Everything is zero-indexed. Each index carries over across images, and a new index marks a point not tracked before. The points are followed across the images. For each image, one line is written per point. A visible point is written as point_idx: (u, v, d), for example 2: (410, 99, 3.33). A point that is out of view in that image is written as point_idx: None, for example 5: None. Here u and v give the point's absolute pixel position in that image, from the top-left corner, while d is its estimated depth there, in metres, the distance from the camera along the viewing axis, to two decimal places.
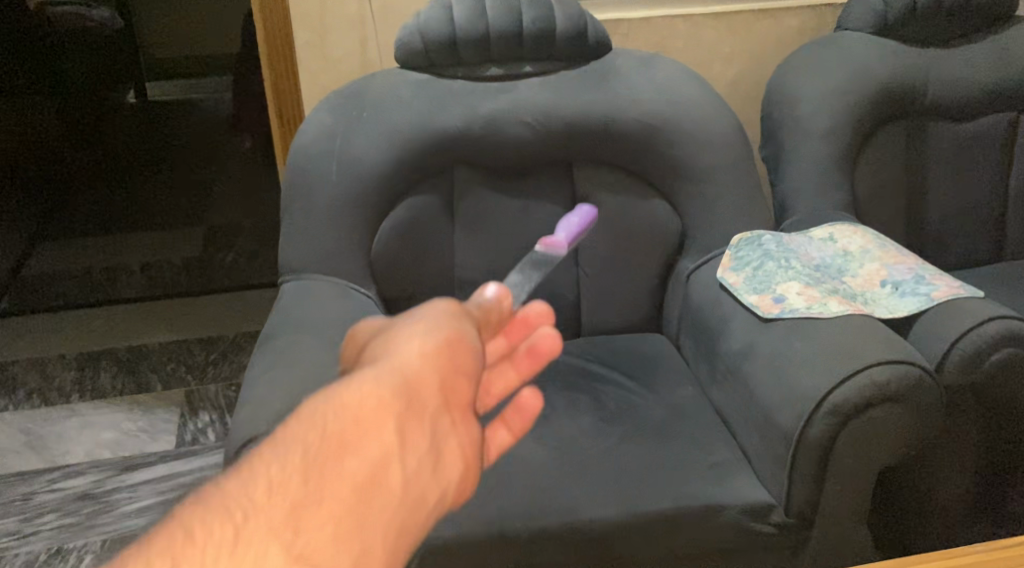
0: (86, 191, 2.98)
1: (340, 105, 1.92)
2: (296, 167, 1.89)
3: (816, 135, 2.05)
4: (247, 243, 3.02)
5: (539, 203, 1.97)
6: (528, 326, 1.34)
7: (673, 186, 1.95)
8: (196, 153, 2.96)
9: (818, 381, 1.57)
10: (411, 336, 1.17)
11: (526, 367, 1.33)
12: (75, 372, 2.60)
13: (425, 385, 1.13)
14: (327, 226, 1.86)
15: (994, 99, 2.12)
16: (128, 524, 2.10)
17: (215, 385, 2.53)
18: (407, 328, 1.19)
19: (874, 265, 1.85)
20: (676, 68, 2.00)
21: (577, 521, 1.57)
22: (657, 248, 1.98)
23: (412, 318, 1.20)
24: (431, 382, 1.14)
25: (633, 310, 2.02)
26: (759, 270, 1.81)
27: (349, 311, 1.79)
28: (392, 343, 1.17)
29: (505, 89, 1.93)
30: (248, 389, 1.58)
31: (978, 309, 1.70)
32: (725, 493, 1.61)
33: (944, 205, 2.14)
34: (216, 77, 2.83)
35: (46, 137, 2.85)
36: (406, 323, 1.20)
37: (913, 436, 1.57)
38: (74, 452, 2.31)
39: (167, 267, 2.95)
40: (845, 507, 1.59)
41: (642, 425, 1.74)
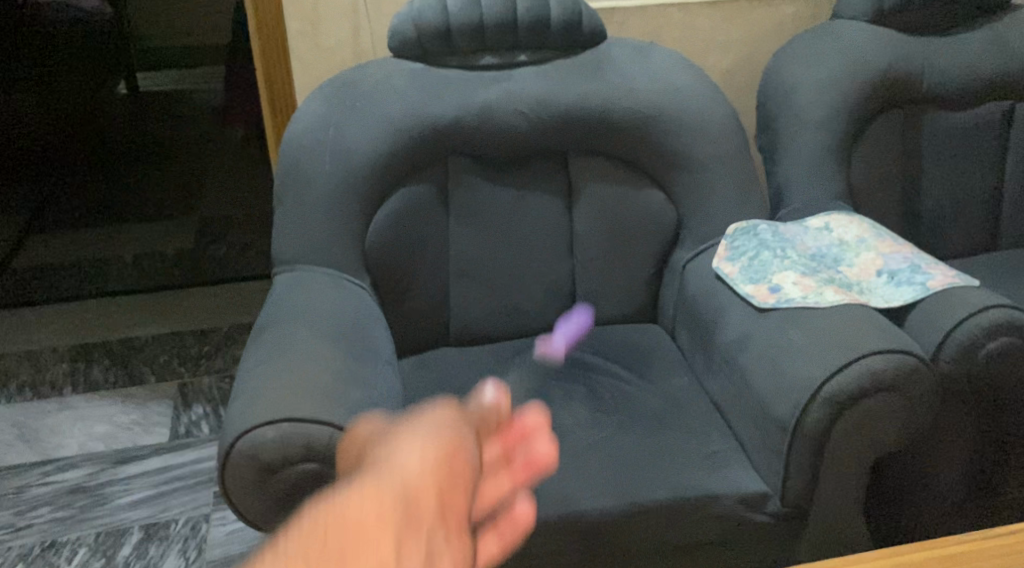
0: (72, 184, 2.96)
1: (333, 94, 1.91)
2: (289, 158, 1.88)
3: (811, 124, 2.05)
4: (241, 236, 2.97)
5: (534, 194, 1.96)
6: (528, 428, 1.37)
7: (668, 176, 1.94)
8: (188, 143, 3.00)
9: (814, 371, 1.56)
10: (410, 447, 1.18)
11: (523, 476, 1.31)
12: (67, 364, 2.55)
13: (423, 496, 1.13)
14: (321, 217, 1.85)
15: (990, 87, 2.11)
16: (122, 517, 2.09)
17: (209, 377, 2.50)
18: (410, 435, 1.20)
19: (870, 254, 1.84)
20: (671, 57, 1.99)
21: (573, 512, 1.56)
22: (652, 238, 1.97)
23: (411, 431, 1.21)
24: (429, 494, 1.14)
25: (629, 300, 2.01)
26: (754, 260, 1.81)
27: (343, 302, 1.78)
28: (391, 455, 1.18)
29: (499, 79, 1.92)
30: (242, 382, 1.57)
31: (974, 298, 1.70)
32: (721, 483, 1.61)
33: (940, 194, 2.13)
34: (207, 66, 2.92)
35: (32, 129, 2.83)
36: (406, 436, 1.21)
37: (908, 425, 1.56)
38: (66, 445, 2.30)
39: (160, 259, 2.91)
40: (840, 497, 1.59)
41: (638, 415, 1.74)
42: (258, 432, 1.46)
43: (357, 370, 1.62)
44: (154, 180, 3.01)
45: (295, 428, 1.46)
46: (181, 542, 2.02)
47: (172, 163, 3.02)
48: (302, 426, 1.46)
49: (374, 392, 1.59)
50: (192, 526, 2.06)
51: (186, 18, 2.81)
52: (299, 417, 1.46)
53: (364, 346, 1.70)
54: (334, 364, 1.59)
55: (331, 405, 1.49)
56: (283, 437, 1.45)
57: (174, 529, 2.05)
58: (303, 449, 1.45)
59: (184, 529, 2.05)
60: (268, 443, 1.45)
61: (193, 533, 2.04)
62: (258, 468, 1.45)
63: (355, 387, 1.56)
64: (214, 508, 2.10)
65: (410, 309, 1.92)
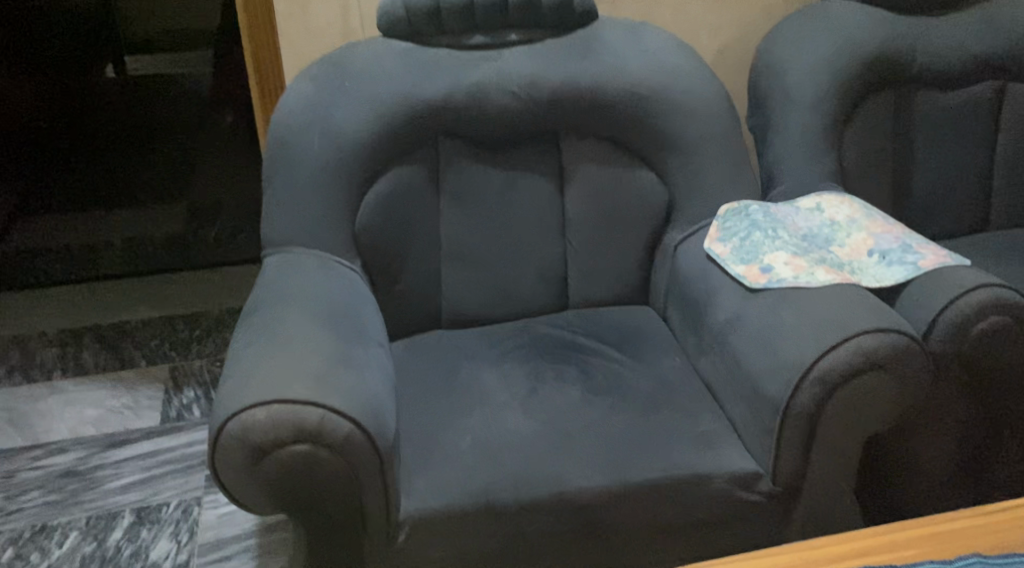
0: (58, 170, 2.88)
1: (322, 74, 1.90)
2: (278, 139, 1.87)
3: (802, 104, 2.05)
4: (230, 220, 3.01)
5: (525, 175, 1.95)
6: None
7: (659, 156, 1.94)
8: (176, 130, 2.86)
9: (805, 350, 1.56)
10: None
11: None
12: (57, 348, 2.58)
13: None
14: (310, 199, 1.84)
15: (981, 68, 2.11)
16: (113, 501, 2.08)
17: (200, 360, 2.51)
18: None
19: (862, 234, 1.84)
20: (662, 37, 1.98)
21: (565, 491, 1.56)
22: (644, 219, 1.97)
23: None
24: None
25: (621, 283, 2.01)
26: (746, 240, 1.80)
27: (333, 284, 1.78)
28: None
29: (489, 59, 1.92)
30: (232, 365, 1.56)
31: (965, 277, 1.70)
32: (712, 462, 1.61)
33: (931, 175, 2.13)
34: (197, 51, 2.75)
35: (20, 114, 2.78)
36: None
37: (899, 403, 1.57)
38: (57, 429, 2.29)
39: (150, 244, 3.00)
40: (831, 476, 1.59)
41: (630, 396, 1.74)
42: (248, 413, 1.46)
43: (348, 351, 1.61)
44: (145, 167, 2.91)
45: (285, 410, 1.45)
46: (173, 525, 2.02)
47: (159, 150, 2.88)
48: (294, 406, 1.46)
49: (365, 373, 1.59)
50: (183, 509, 2.05)
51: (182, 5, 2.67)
52: (291, 398, 1.46)
53: (355, 327, 1.69)
54: (324, 346, 1.58)
55: (322, 387, 1.49)
56: (273, 418, 1.45)
57: (165, 513, 2.05)
58: (293, 432, 1.45)
59: (176, 512, 2.05)
60: (259, 424, 1.44)
61: (185, 516, 2.04)
62: (249, 450, 1.45)
63: (346, 369, 1.56)
64: (206, 491, 2.10)
65: (401, 291, 1.92)
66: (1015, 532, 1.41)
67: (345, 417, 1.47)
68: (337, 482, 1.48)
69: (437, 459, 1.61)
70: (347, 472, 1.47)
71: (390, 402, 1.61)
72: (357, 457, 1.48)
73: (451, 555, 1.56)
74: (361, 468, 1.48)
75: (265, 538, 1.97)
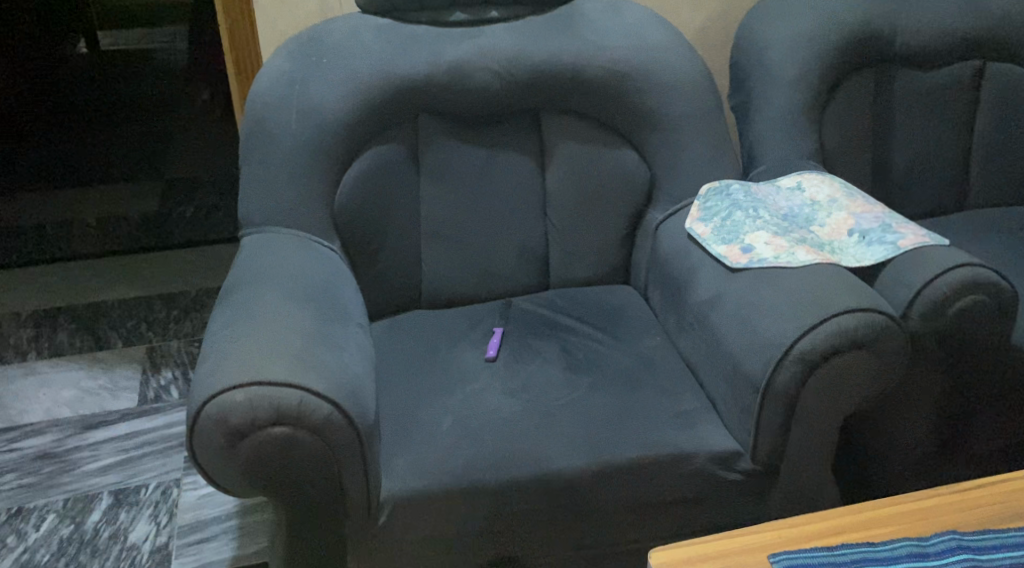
0: (15, 142, 2.76)
1: (299, 50, 1.87)
2: (254, 116, 1.85)
3: (783, 82, 2.05)
4: (205, 198, 2.96)
5: (506, 153, 1.94)
6: None
7: (640, 134, 1.93)
8: (153, 105, 2.80)
9: (785, 329, 1.56)
10: None
11: None
12: (31, 329, 2.55)
13: None
14: (287, 176, 1.82)
15: (962, 46, 2.11)
16: (91, 483, 2.07)
17: (178, 341, 2.49)
18: None
19: (842, 214, 1.83)
20: (643, 12, 1.97)
21: (546, 471, 1.57)
22: (624, 197, 1.96)
23: None
24: None
25: (603, 262, 2.00)
26: (727, 220, 1.80)
27: (311, 264, 1.76)
28: None
29: (469, 35, 1.90)
30: (209, 347, 1.55)
31: (944, 256, 1.70)
32: (693, 441, 1.61)
33: (910, 155, 2.14)
34: (172, 27, 2.68)
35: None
36: None
37: (877, 383, 1.57)
38: (32, 411, 2.27)
39: (125, 223, 2.91)
40: (810, 453, 1.60)
41: (609, 375, 1.74)
42: (226, 396, 1.44)
43: (326, 332, 1.60)
44: (123, 143, 2.84)
45: (263, 392, 1.44)
46: (152, 507, 2.01)
47: (141, 126, 2.81)
48: (272, 388, 1.45)
49: (345, 354, 1.58)
50: (162, 491, 2.05)
51: None
52: (268, 380, 1.45)
53: (333, 308, 1.68)
54: (303, 326, 1.58)
55: (300, 369, 1.48)
56: (251, 401, 1.44)
57: (144, 494, 2.04)
58: (272, 414, 1.44)
59: (155, 494, 2.04)
60: (237, 406, 1.43)
61: (164, 498, 2.03)
62: (227, 431, 1.44)
63: (325, 350, 1.55)
64: (185, 473, 2.09)
65: (380, 271, 1.90)
66: (994, 509, 1.42)
67: (325, 399, 1.47)
68: (317, 464, 1.47)
69: (417, 438, 1.61)
70: (327, 455, 1.47)
71: (370, 384, 1.60)
72: (337, 439, 1.47)
73: (430, 536, 1.57)
74: (340, 450, 1.48)
75: (247, 519, 1.98)
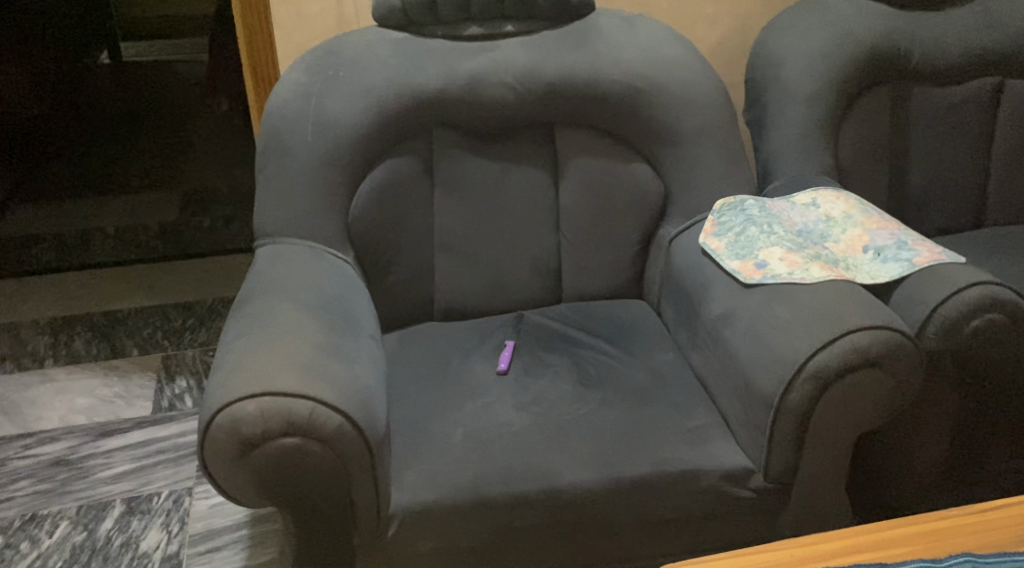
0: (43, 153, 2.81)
1: (315, 63, 1.89)
2: (270, 129, 1.86)
3: (799, 98, 2.04)
4: (223, 209, 2.94)
5: (520, 167, 1.94)
6: None
7: (654, 149, 1.93)
8: (174, 114, 2.81)
9: (799, 346, 1.56)
10: None
11: None
12: (49, 336, 2.57)
13: None
14: (302, 188, 1.83)
15: (980, 64, 2.10)
16: (103, 491, 2.09)
17: (192, 350, 2.51)
18: None
19: (857, 230, 1.82)
20: (658, 28, 1.98)
21: (557, 486, 1.56)
22: (638, 212, 1.96)
23: None
24: None
25: (615, 276, 2.00)
26: (741, 235, 1.79)
27: (325, 276, 1.77)
28: None
29: (485, 50, 1.91)
30: (222, 357, 1.55)
31: (960, 274, 1.69)
32: (704, 458, 1.61)
33: (927, 171, 2.13)
34: (193, 38, 2.71)
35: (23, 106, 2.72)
36: None
37: (891, 401, 1.56)
38: (48, 418, 2.29)
39: (144, 232, 2.90)
40: (823, 472, 1.59)
41: (621, 390, 1.73)
42: (238, 406, 1.45)
43: (338, 343, 1.60)
44: (145, 153, 2.86)
45: (275, 403, 1.45)
46: (164, 515, 2.02)
47: (162, 135, 2.84)
48: (283, 399, 1.45)
49: (357, 366, 1.59)
50: (174, 500, 2.06)
51: None
52: (280, 391, 1.45)
53: (346, 320, 1.68)
54: (315, 337, 1.58)
55: (311, 380, 1.48)
56: (263, 411, 1.44)
57: (156, 503, 2.05)
58: (283, 425, 1.44)
59: (167, 502, 2.05)
60: (248, 416, 1.44)
61: (176, 506, 2.04)
62: (238, 441, 1.44)
63: (336, 361, 1.55)
64: (197, 482, 2.10)
65: (393, 283, 1.91)
66: (1008, 532, 1.40)
67: (336, 411, 1.47)
68: (327, 476, 1.47)
69: (427, 451, 1.61)
70: (336, 466, 1.47)
71: (381, 395, 1.60)
72: (348, 451, 1.47)
73: (439, 549, 1.57)
74: (350, 462, 1.48)
75: (257, 529, 1.98)
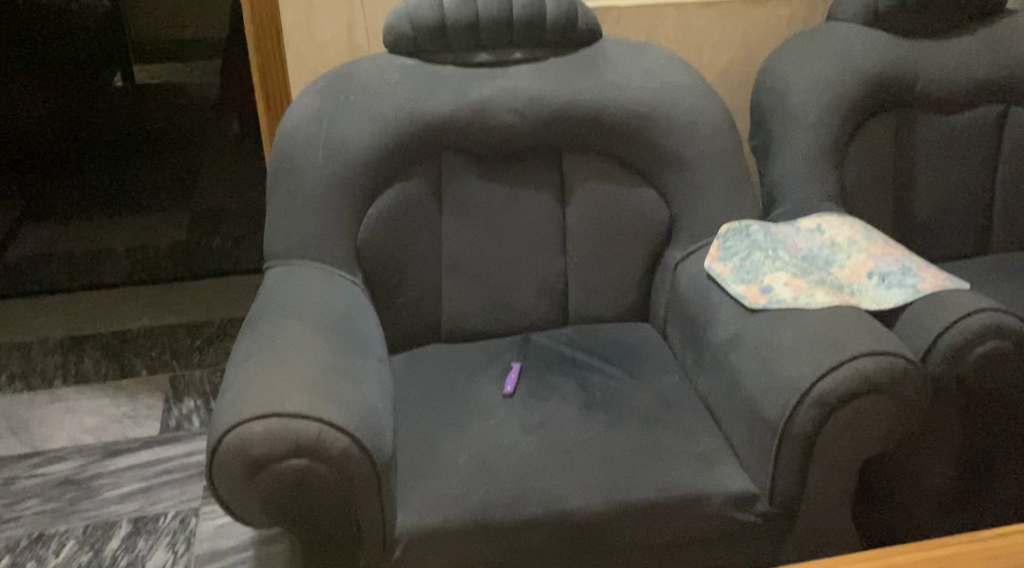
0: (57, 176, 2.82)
1: (327, 89, 1.91)
2: (282, 152, 1.89)
3: (805, 125, 2.06)
4: (233, 228, 2.98)
5: (528, 191, 1.96)
6: None
7: (660, 174, 1.95)
8: (186, 135, 2.81)
9: (804, 371, 1.56)
10: None
11: None
12: (58, 356, 2.59)
13: None
14: (313, 211, 1.85)
15: (984, 92, 2.12)
16: (110, 511, 2.10)
17: (201, 370, 2.52)
18: None
19: (862, 255, 1.83)
20: (666, 55, 2.00)
21: (562, 509, 1.57)
22: (645, 236, 1.97)
23: None
24: None
25: (622, 300, 2.01)
26: (746, 260, 1.81)
27: (334, 297, 1.78)
28: None
29: (494, 76, 1.93)
30: (232, 378, 1.57)
31: (965, 300, 1.70)
32: (709, 482, 1.61)
33: (931, 198, 2.14)
34: (206, 60, 2.72)
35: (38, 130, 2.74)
36: None
37: (896, 427, 1.57)
38: (56, 437, 2.30)
39: (154, 252, 2.95)
40: (827, 497, 1.59)
41: (627, 413, 1.74)
42: (247, 427, 1.46)
43: (346, 364, 1.62)
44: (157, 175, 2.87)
45: (283, 425, 1.46)
46: (170, 535, 2.03)
47: (174, 156, 2.84)
48: (291, 420, 1.46)
49: (364, 387, 1.60)
50: (181, 520, 2.07)
51: (192, 12, 2.65)
52: (288, 412, 1.47)
53: (354, 342, 1.70)
54: (323, 358, 1.59)
55: (319, 401, 1.49)
56: (271, 432, 1.45)
57: (162, 523, 2.06)
58: (291, 446, 1.45)
59: (173, 522, 2.06)
60: (256, 437, 1.45)
61: (182, 526, 2.05)
62: (246, 462, 1.45)
63: (344, 382, 1.57)
64: (204, 502, 2.11)
65: (401, 305, 1.92)
66: (1012, 560, 1.40)
67: (343, 432, 1.48)
68: (334, 497, 1.49)
69: (433, 473, 1.62)
70: (343, 487, 1.48)
71: (387, 416, 1.61)
72: (355, 472, 1.48)
73: None
74: (357, 483, 1.49)
75: (263, 549, 1.99)
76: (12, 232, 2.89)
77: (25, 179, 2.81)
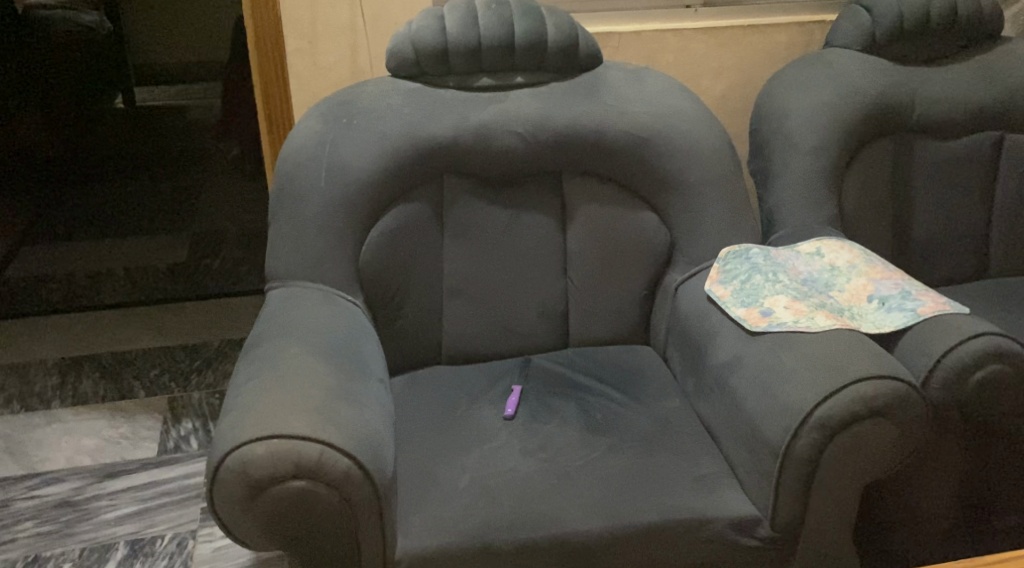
0: (61, 195, 2.83)
1: (329, 112, 1.92)
2: (284, 174, 1.89)
3: (804, 150, 2.07)
4: (233, 251, 2.96)
5: (529, 214, 1.97)
6: None
7: (660, 198, 1.95)
8: (187, 157, 2.84)
9: (805, 395, 1.56)
10: None
11: None
12: (56, 377, 2.58)
13: None
14: (314, 233, 1.85)
15: (980, 118, 2.14)
16: (108, 533, 2.08)
17: (199, 392, 2.51)
18: None
19: (861, 280, 1.84)
20: (666, 80, 2.01)
21: (564, 532, 1.56)
22: (644, 259, 1.98)
23: None
24: None
25: (622, 322, 2.01)
26: (746, 283, 1.81)
27: (334, 318, 1.79)
28: None
29: (496, 100, 1.94)
30: (234, 399, 1.56)
31: (965, 324, 1.70)
32: (711, 506, 1.61)
33: (929, 223, 2.15)
34: (206, 84, 2.72)
35: (42, 149, 2.75)
36: None
37: (897, 451, 1.57)
38: (54, 459, 2.29)
39: (153, 273, 2.93)
40: (828, 521, 1.59)
41: (628, 437, 1.74)
42: (248, 448, 1.46)
43: (347, 386, 1.61)
44: (158, 197, 2.89)
45: (284, 446, 1.46)
46: (167, 558, 2.02)
47: (175, 178, 2.87)
48: (292, 442, 1.46)
49: (366, 409, 1.60)
50: (178, 542, 2.06)
51: (193, 40, 2.66)
52: (289, 433, 1.46)
53: (356, 363, 1.70)
54: (325, 380, 1.59)
55: (321, 423, 1.49)
56: (273, 454, 1.45)
57: (159, 545, 2.05)
58: (292, 468, 1.45)
59: (170, 545, 2.05)
60: (257, 458, 1.45)
61: (179, 549, 2.04)
62: (247, 483, 1.45)
63: (346, 404, 1.56)
64: (201, 525, 2.10)
65: (401, 328, 1.92)
66: None
67: (344, 454, 1.48)
68: (335, 519, 1.48)
69: (434, 496, 1.61)
70: (343, 509, 1.48)
71: (389, 440, 1.61)
72: (356, 494, 1.48)
73: None
74: (357, 505, 1.49)
75: None
76: (12, 252, 2.88)
77: (24, 201, 2.81)
